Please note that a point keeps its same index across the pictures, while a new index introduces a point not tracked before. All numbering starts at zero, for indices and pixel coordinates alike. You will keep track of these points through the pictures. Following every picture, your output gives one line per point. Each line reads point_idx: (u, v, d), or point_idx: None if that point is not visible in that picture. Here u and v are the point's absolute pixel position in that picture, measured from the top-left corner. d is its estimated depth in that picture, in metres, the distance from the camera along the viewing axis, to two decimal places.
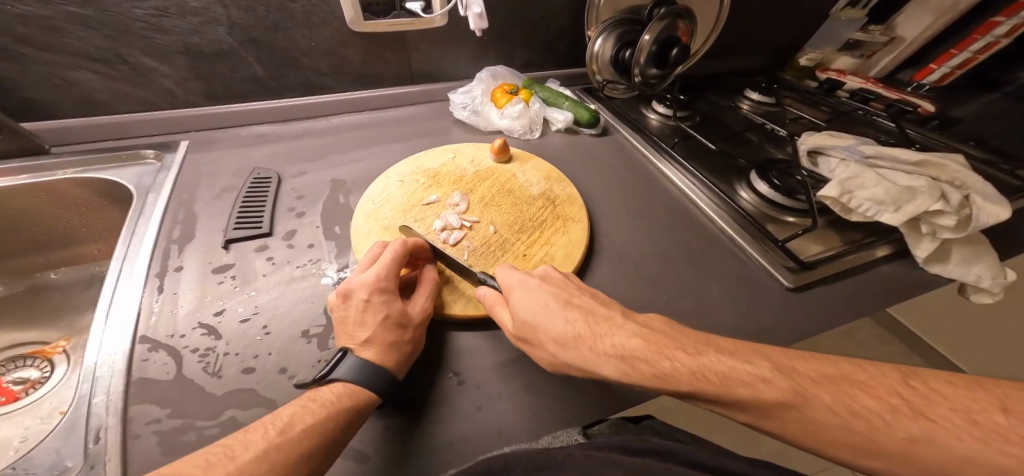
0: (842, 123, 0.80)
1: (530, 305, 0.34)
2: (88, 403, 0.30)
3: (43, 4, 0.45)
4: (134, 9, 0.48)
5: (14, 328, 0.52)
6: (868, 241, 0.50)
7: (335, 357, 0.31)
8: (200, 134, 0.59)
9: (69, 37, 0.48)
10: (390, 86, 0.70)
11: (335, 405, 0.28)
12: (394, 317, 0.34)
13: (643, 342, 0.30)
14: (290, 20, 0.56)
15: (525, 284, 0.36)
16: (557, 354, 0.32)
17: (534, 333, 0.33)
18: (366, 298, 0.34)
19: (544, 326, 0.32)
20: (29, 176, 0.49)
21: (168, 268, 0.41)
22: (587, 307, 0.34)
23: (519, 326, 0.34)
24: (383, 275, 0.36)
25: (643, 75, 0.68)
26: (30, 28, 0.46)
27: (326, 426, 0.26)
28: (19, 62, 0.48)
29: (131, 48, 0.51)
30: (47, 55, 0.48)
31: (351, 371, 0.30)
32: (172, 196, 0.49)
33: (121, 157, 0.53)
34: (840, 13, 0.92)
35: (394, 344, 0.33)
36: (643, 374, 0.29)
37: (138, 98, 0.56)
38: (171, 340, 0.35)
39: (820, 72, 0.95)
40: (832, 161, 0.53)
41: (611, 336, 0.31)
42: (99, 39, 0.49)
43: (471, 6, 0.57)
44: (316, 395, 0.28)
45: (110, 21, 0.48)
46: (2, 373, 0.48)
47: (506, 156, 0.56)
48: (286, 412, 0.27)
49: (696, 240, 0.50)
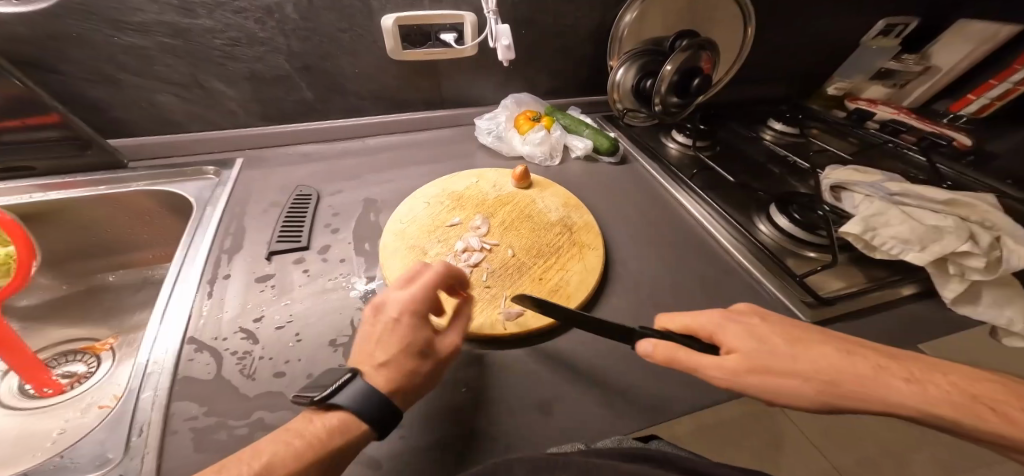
0: (870, 155, 0.79)
1: (761, 339, 0.29)
2: (136, 397, 0.33)
3: (143, 36, 0.52)
4: (212, 39, 0.55)
5: (69, 326, 0.57)
6: (894, 279, 0.49)
7: (344, 376, 0.31)
8: (252, 152, 0.65)
9: (159, 64, 0.55)
10: (421, 110, 0.74)
11: (320, 442, 0.27)
12: (416, 345, 0.33)
13: (764, 332, 0.30)
14: (339, 49, 0.61)
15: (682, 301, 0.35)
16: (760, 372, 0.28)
17: (777, 361, 0.28)
18: (396, 318, 0.34)
19: (795, 356, 0.27)
20: (108, 187, 0.55)
21: (218, 275, 0.45)
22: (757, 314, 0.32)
23: (752, 358, 0.28)
24: (420, 297, 0.35)
25: (664, 104, 0.70)
26: (129, 57, 0.53)
27: (308, 467, 0.26)
28: (116, 87, 0.55)
29: (206, 74, 0.58)
30: (141, 81, 0.56)
31: (353, 399, 0.29)
32: (226, 208, 0.54)
33: (185, 172, 0.59)
34: (874, 42, 0.92)
35: (407, 374, 0.32)
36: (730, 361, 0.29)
37: (205, 118, 0.62)
38: (215, 342, 0.39)
39: (850, 101, 0.93)
40: (856, 197, 0.53)
41: (736, 330, 0.31)
42: (183, 66, 0.56)
43: (500, 38, 0.60)
44: (303, 430, 0.28)
45: (193, 50, 0.55)
46: (55, 365, 0.52)
47: (526, 182, 0.59)
48: (267, 449, 0.27)
49: (710, 271, 0.50)
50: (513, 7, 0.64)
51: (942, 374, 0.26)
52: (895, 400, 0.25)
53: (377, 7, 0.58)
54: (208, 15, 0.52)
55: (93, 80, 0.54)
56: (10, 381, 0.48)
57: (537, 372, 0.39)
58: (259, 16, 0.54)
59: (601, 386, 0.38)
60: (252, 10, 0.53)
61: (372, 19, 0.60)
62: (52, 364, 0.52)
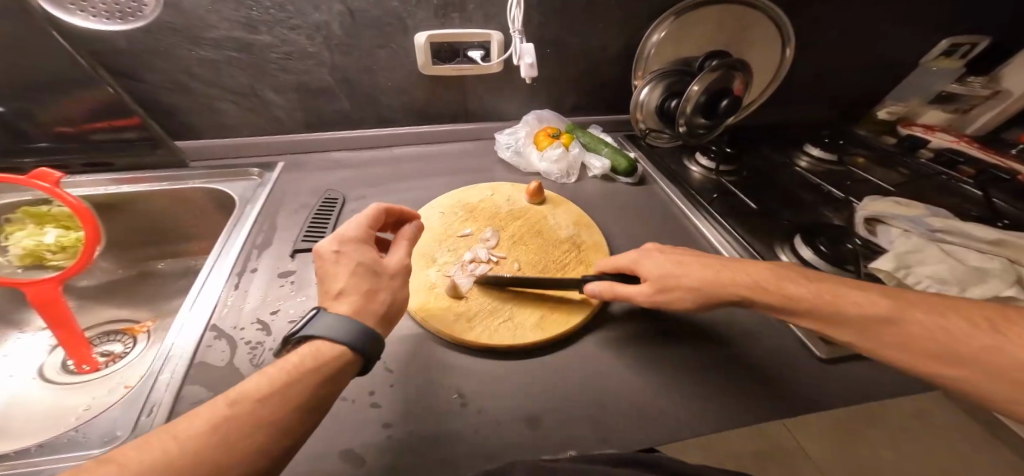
0: (921, 187, 0.72)
1: (663, 265, 0.41)
2: (154, 379, 0.37)
3: (214, 50, 0.58)
4: (270, 53, 0.60)
5: (117, 306, 0.63)
6: None
7: (311, 313, 0.30)
8: (292, 157, 0.71)
9: (224, 75, 0.61)
10: (446, 122, 0.77)
11: (273, 387, 0.25)
12: (384, 290, 0.35)
13: (705, 275, 0.39)
14: (376, 64, 0.66)
15: (644, 255, 0.43)
16: (685, 290, 0.39)
17: (680, 278, 0.39)
18: (369, 263, 0.35)
19: (687, 273, 0.39)
20: (168, 184, 0.62)
21: (246, 269, 0.49)
22: (699, 258, 0.41)
23: (661, 281, 0.40)
24: (395, 251, 0.38)
25: (690, 125, 0.68)
26: (202, 68, 0.60)
27: (284, 397, 0.25)
28: (188, 94, 0.62)
29: (263, 84, 0.64)
30: (208, 89, 0.62)
31: (330, 328, 0.29)
32: (263, 208, 0.59)
33: (233, 173, 0.66)
34: (935, 63, 0.86)
35: (377, 311, 0.33)
36: (685, 293, 0.39)
37: (256, 124, 0.69)
38: (233, 331, 0.42)
39: (903, 128, 0.88)
40: (895, 231, 0.50)
41: (682, 273, 0.39)
42: (243, 77, 0.62)
43: (525, 56, 0.62)
44: (247, 382, 0.26)
45: (253, 62, 0.61)
46: (96, 343, 0.57)
47: (540, 198, 0.60)
48: (209, 404, 0.24)
49: (721, 301, 0.48)
50: (540, 26, 0.66)
51: (822, 288, 0.35)
52: (792, 293, 0.35)
53: (412, 25, 0.62)
54: (268, 32, 0.58)
55: (171, 88, 0.61)
56: (58, 355, 0.53)
57: (532, 386, 0.39)
58: (310, 32, 0.60)
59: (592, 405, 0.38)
60: (304, 27, 0.59)
61: (408, 36, 0.63)
62: (95, 342, 0.57)
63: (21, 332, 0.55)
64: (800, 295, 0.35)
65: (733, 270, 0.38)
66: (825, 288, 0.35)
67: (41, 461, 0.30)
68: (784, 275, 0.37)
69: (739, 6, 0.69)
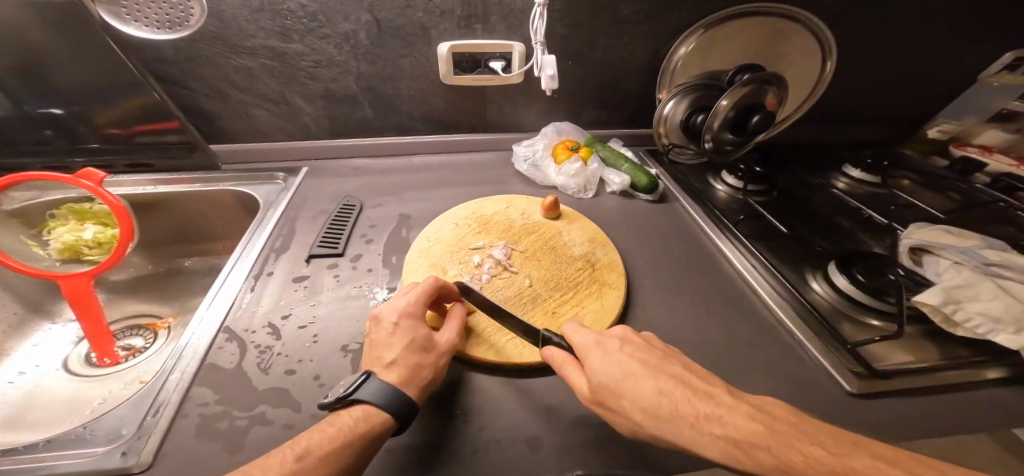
0: (976, 214, 0.66)
1: (608, 367, 0.32)
2: (166, 378, 0.38)
3: (250, 58, 0.60)
4: (301, 61, 0.62)
5: (146, 301, 0.66)
6: (979, 359, 0.41)
7: (359, 378, 0.33)
8: (315, 163, 0.73)
9: (258, 82, 0.64)
10: (465, 132, 0.78)
11: (353, 429, 0.30)
12: (417, 341, 0.37)
13: (659, 398, 0.29)
14: (400, 73, 0.67)
15: (600, 344, 0.34)
16: (641, 421, 0.29)
17: (616, 395, 0.30)
18: (396, 322, 0.38)
19: (628, 389, 0.30)
20: (198, 186, 0.65)
21: (263, 272, 0.51)
22: (660, 367, 0.32)
23: (598, 387, 0.31)
24: (413, 302, 0.39)
25: (717, 141, 0.65)
26: (238, 75, 0.62)
27: (343, 452, 0.28)
28: (224, 101, 0.65)
29: (292, 92, 0.66)
30: (242, 96, 0.65)
31: (375, 393, 0.32)
32: (284, 212, 0.61)
33: (260, 177, 0.68)
34: (994, 79, 0.78)
35: (413, 367, 0.35)
36: (628, 420, 0.30)
37: (284, 130, 0.71)
38: (244, 334, 0.43)
39: (956, 149, 0.83)
40: (942, 263, 0.44)
41: (631, 389, 0.30)
42: (275, 84, 0.64)
43: (545, 68, 0.61)
44: (334, 420, 0.31)
45: (284, 70, 0.63)
46: (119, 337, 0.60)
47: (555, 213, 0.59)
48: (303, 440, 0.28)
49: (745, 329, 0.45)
50: (563, 39, 0.66)
51: (799, 449, 0.24)
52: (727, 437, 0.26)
53: (436, 35, 0.63)
54: (300, 41, 0.60)
55: (208, 95, 0.64)
56: (82, 347, 0.57)
57: (538, 409, 0.38)
58: (338, 41, 0.61)
59: (597, 431, 0.36)
60: (333, 36, 0.60)
61: (431, 46, 0.64)
62: (118, 336, 0.60)
63: (53, 324, 0.59)
64: (783, 458, 0.24)
65: (699, 402, 0.28)
66: (810, 446, 0.24)
67: (48, 456, 0.31)
68: (766, 428, 0.25)
69: (773, 18, 0.66)
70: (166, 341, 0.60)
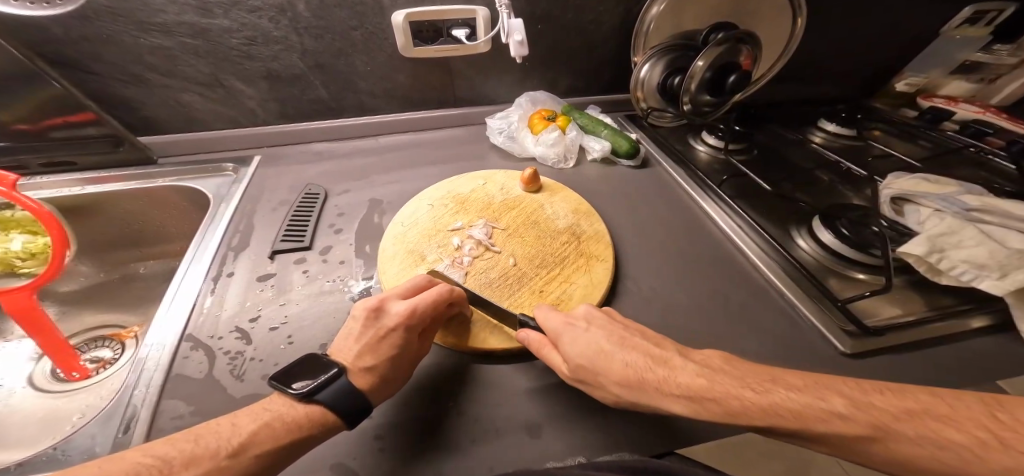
0: (944, 162, 0.68)
1: (581, 349, 0.32)
2: (130, 393, 0.34)
3: (166, 36, 0.53)
4: (230, 38, 0.55)
5: (107, 311, 0.61)
6: (961, 308, 0.42)
7: (330, 373, 0.31)
8: (270, 149, 0.67)
9: (182, 64, 0.56)
10: (434, 109, 0.73)
11: (299, 432, 0.28)
12: (406, 357, 0.34)
13: (627, 370, 0.30)
14: (351, 47, 0.60)
15: (569, 327, 0.34)
16: (575, 374, 0.32)
17: (553, 354, 0.33)
18: (392, 328, 0.34)
19: (599, 364, 0.31)
20: (138, 183, 0.58)
21: (222, 273, 0.46)
22: (624, 341, 0.32)
23: (576, 369, 0.32)
24: (418, 312, 0.35)
25: (694, 103, 0.62)
26: (155, 57, 0.54)
27: (275, 457, 0.26)
28: (146, 87, 0.57)
29: (227, 74, 0.59)
30: (167, 81, 0.57)
31: (336, 397, 0.29)
32: (239, 205, 0.55)
33: (207, 169, 0.61)
34: (956, 32, 0.79)
35: (388, 381, 0.33)
36: (610, 394, 0.30)
37: (228, 116, 0.64)
38: (211, 341, 0.39)
39: (924, 100, 0.85)
40: (923, 212, 0.45)
41: (569, 348, 0.32)
42: (204, 65, 0.57)
43: (512, 34, 0.56)
44: (287, 415, 0.28)
45: (213, 49, 0.55)
46: (84, 350, 0.56)
47: (535, 186, 0.56)
48: (248, 429, 0.27)
49: (735, 291, 0.45)
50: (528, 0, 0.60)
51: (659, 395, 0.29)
52: (610, 377, 0.30)
53: (387, 3, 0.57)
54: (224, 14, 0.53)
55: (125, 80, 0.56)
56: (45, 363, 0.51)
57: (532, 389, 0.36)
58: (272, 14, 0.54)
59: (594, 411, 0.34)
60: (266, 9, 0.53)
61: (384, 16, 0.58)
62: (82, 349, 0.56)
63: (4, 342, 0.53)
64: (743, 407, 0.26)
65: (656, 368, 0.30)
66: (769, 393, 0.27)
67: None
68: (633, 370, 0.30)
69: None
70: (136, 349, 0.56)
